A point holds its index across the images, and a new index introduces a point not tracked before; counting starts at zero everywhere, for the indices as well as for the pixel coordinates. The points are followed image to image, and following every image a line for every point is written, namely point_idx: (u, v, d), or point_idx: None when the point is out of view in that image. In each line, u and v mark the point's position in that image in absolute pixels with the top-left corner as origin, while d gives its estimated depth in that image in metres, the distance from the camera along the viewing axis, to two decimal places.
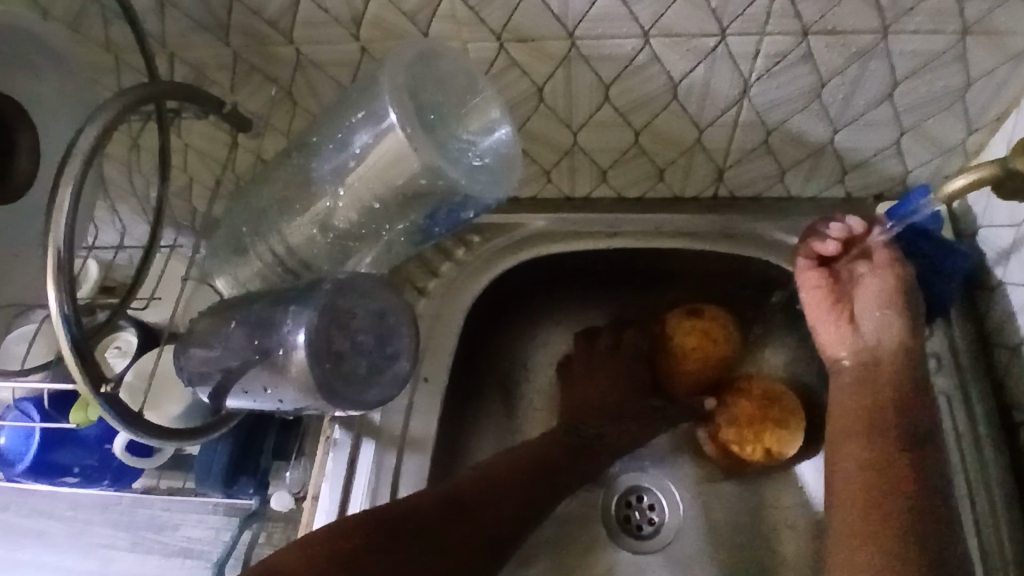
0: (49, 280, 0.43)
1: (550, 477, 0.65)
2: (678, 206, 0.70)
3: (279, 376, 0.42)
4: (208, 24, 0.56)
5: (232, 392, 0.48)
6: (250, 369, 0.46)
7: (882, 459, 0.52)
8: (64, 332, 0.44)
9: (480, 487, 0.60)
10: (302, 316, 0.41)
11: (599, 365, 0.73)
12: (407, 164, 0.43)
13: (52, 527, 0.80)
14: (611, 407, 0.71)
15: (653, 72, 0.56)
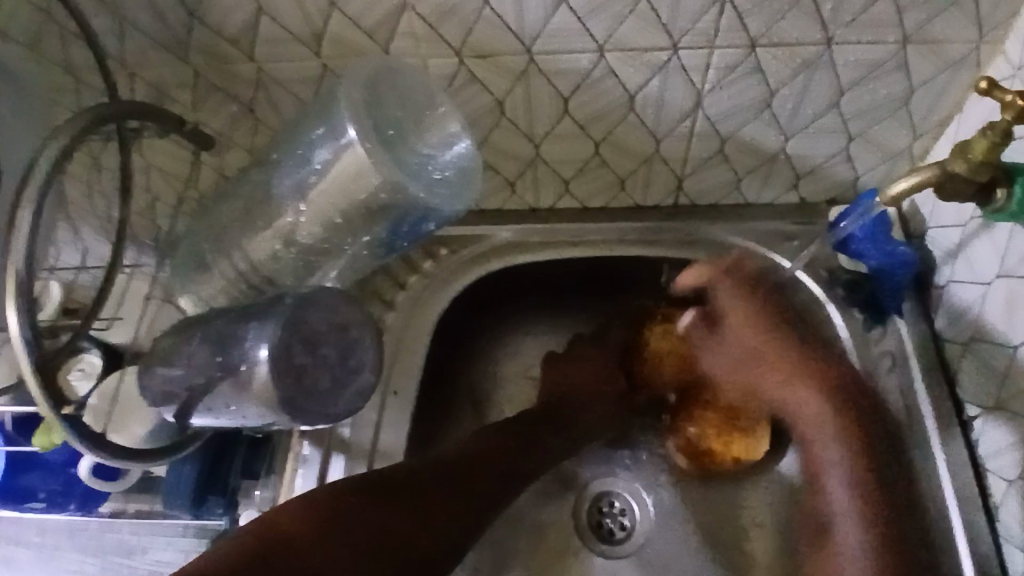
0: (8, 302, 0.43)
1: (531, 454, 0.66)
2: (640, 215, 0.71)
3: (244, 392, 0.42)
4: (168, 43, 0.57)
5: (198, 409, 0.49)
6: (213, 387, 0.46)
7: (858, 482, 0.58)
8: (25, 355, 0.43)
9: (457, 460, 0.61)
10: (264, 331, 0.41)
11: (565, 368, 0.73)
12: (367, 179, 0.44)
13: (17, 555, 0.78)
14: (588, 408, 0.70)
15: (608, 84, 0.58)
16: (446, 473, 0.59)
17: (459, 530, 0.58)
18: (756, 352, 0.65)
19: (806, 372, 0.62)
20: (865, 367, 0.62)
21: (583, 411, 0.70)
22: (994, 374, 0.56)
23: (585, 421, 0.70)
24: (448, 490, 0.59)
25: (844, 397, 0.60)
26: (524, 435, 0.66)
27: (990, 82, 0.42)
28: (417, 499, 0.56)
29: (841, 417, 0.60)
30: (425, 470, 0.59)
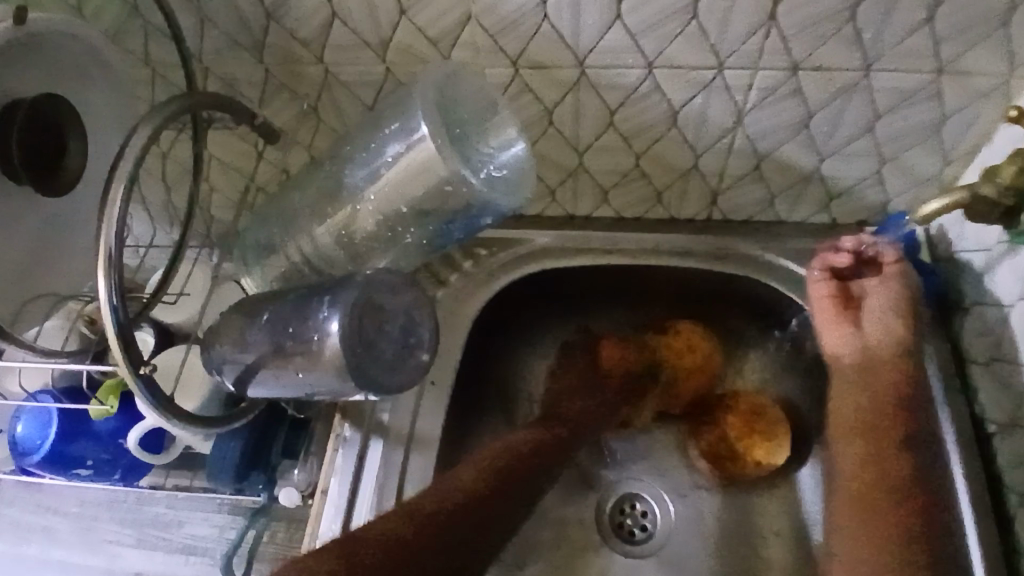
0: (98, 270, 0.47)
1: (559, 457, 0.69)
2: (675, 226, 0.74)
3: (312, 363, 0.46)
4: (244, 41, 0.61)
5: (258, 378, 0.52)
6: (277, 358, 0.50)
7: (900, 462, 0.56)
8: (110, 317, 0.47)
9: (481, 482, 0.61)
10: (336, 306, 0.45)
11: (573, 368, 0.74)
12: (435, 172, 0.48)
13: (56, 524, 0.81)
14: (588, 410, 0.72)
15: (654, 100, 0.61)
16: (467, 503, 0.59)
17: (497, 536, 0.61)
18: (876, 359, 0.61)
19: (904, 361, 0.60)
20: None
21: (580, 410, 0.71)
22: (1016, 393, 0.58)
23: (584, 418, 0.71)
24: (477, 518, 0.59)
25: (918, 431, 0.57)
26: (528, 444, 0.66)
27: (1022, 110, 0.46)
28: (440, 533, 0.56)
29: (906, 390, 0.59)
30: (443, 499, 0.58)
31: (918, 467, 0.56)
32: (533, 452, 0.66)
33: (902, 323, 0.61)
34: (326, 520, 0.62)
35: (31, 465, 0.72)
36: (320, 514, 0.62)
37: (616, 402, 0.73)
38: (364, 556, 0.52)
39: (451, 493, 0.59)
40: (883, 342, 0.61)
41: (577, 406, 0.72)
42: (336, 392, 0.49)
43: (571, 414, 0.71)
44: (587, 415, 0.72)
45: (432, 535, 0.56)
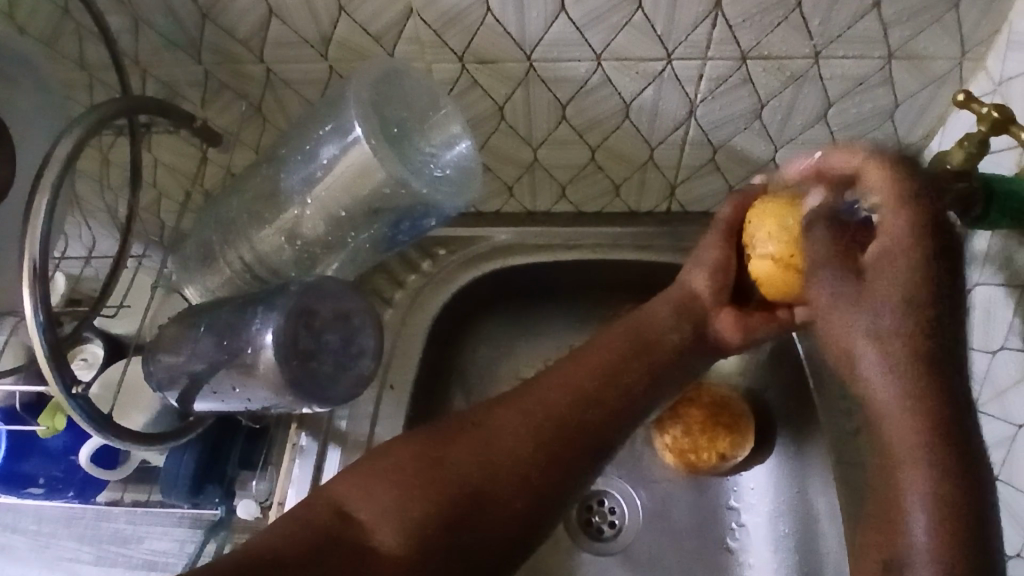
0: (24, 285, 0.45)
1: (614, 402, 0.56)
2: (635, 220, 0.73)
3: (250, 376, 0.44)
4: (180, 42, 0.59)
5: (201, 393, 0.51)
6: (218, 370, 0.48)
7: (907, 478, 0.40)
8: (37, 334, 0.45)
9: (519, 431, 0.55)
10: (273, 317, 0.43)
11: (587, 357, 0.57)
12: (373, 175, 0.46)
13: (14, 542, 0.79)
14: (618, 387, 0.56)
15: (605, 93, 0.60)
16: (484, 461, 0.54)
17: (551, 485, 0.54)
18: (902, 378, 0.41)
19: (917, 372, 0.40)
20: None
21: (619, 388, 0.56)
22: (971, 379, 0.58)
23: (620, 399, 0.56)
24: (500, 482, 0.54)
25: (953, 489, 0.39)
26: (558, 420, 0.55)
27: (968, 94, 0.46)
28: (455, 489, 0.53)
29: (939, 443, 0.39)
30: (462, 451, 0.54)
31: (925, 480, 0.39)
32: (563, 425, 0.55)
33: (901, 328, 0.41)
34: None
35: None
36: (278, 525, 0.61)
37: (661, 377, 0.57)
38: (379, 498, 0.53)
39: (469, 453, 0.54)
40: (865, 363, 0.42)
41: (612, 378, 0.56)
42: (281, 404, 0.47)
43: (592, 395, 0.56)
44: (611, 389, 0.56)
45: (447, 493, 0.53)
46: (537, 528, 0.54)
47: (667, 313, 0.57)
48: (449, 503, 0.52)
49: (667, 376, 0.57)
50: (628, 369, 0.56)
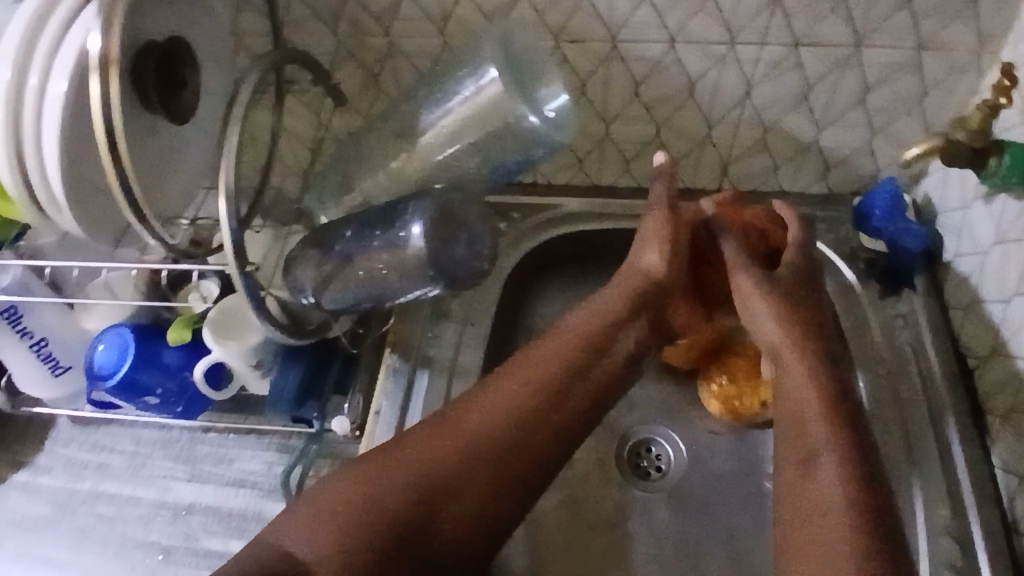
0: (219, 196, 0.54)
1: (561, 417, 0.64)
2: (690, 194, 0.83)
3: (396, 262, 0.54)
4: (323, 14, 0.70)
5: (330, 291, 0.60)
6: (348, 267, 0.58)
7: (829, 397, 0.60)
8: (228, 229, 0.54)
9: (458, 451, 0.61)
10: (417, 212, 0.54)
11: (523, 374, 0.65)
12: (501, 105, 0.58)
13: (111, 462, 0.87)
14: (549, 414, 0.64)
15: (675, 72, 0.71)
16: (427, 479, 0.60)
17: (498, 496, 0.61)
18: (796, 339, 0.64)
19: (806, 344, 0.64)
20: (882, 325, 0.74)
21: (566, 409, 0.64)
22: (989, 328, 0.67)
23: (567, 418, 0.65)
24: (443, 508, 0.60)
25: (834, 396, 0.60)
26: (506, 437, 0.62)
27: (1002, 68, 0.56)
28: (397, 518, 0.58)
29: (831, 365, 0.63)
30: (405, 480, 0.60)
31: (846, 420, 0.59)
32: (496, 450, 0.62)
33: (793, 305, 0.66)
34: (378, 436, 0.70)
35: (104, 389, 0.77)
36: (374, 430, 0.71)
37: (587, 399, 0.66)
38: (322, 530, 0.58)
39: (413, 472, 0.60)
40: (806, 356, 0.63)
41: (558, 399, 0.65)
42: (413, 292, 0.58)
43: (542, 415, 0.64)
44: (561, 404, 0.65)
45: (387, 523, 0.58)
46: (491, 540, 0.62)
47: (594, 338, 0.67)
48: (392, 530, 0.58)
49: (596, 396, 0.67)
50: (575, 382, 0.65)
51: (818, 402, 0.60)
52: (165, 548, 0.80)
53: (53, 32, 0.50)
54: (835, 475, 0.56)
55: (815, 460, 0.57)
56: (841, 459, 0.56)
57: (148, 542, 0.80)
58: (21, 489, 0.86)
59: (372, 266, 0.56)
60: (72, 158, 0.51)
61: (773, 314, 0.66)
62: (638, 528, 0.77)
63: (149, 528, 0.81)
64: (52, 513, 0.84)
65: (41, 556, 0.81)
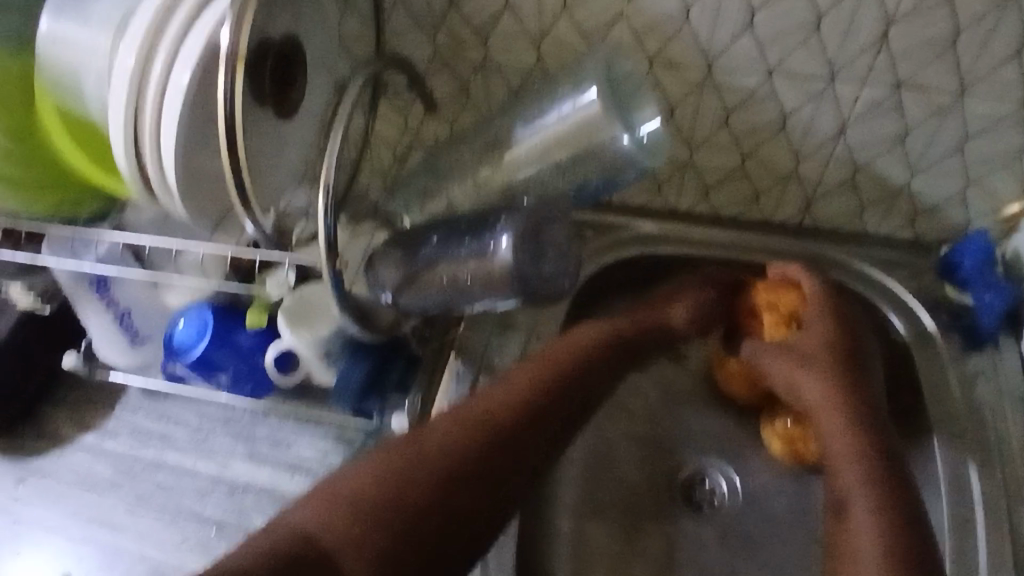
0: (319, 192, 0.56)
1: (498, 459, 0.62)
2: (769, 227, 0.82)
3: (482, 271, 0.55)
4: (425, 23, 0.72)
5: (412, 293, 0.61)
6: (432, 271, 0.59)
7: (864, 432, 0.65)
8: (323, 221, 0.56)
9: (399, 489, 0.60)
10: (507, 225, 0.54)
11: (467, 415, 0.64)
12: (596, 127, 0.59)
13: (174, 433, 0.90)
14: (500, 451, 0.63)
15: (769, 104, 0.70)
16: (364, 513, 0.59)
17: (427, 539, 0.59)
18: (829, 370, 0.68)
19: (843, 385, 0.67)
20: (960, 381, 0.71)
21: (497, 453, 0.62)
22: None
23: (507, 462, 0.63)
24: (453, 496, 0.60)
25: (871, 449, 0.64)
26: (443, 477, 0.61)
27: None
28: (410, 506, 0.59)
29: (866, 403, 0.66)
30: (413, 468, 0.61)
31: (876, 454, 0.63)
32: (504, 436, 0.63)
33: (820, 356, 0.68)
34: None
35: (181, 365, 0.81)
36: None
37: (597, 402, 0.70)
38: (334, 523, 0.59)
39: (352, 504, 0.59)
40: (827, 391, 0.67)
41: (494, 442, 0.63)
42: (491, 302, 0.58)
43: (482, 454, 0.62)
44: (500, 449, 0.63)
45: (399, 512, 0.59)
46: None
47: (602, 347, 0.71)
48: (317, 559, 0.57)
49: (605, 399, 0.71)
50: (520, 427, 0.64)
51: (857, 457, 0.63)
52: (219, 524, 0.82)
53: (182, 22, 0.52)
54: (869, 521, 0.60)
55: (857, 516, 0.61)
56: (874, 498, 0.61)
57: (203, 515, 0.83)
58: (87, 451, 0.90)
59: (457, 275, 0.57)
60: (188, 147, 0.53)
61: (808, 376, 0.68)
62: (686, 561, 0.76)
63: (206, 502, 0.84)
64: (115, 475, 0.87)
65: (103, 516, 0.84)
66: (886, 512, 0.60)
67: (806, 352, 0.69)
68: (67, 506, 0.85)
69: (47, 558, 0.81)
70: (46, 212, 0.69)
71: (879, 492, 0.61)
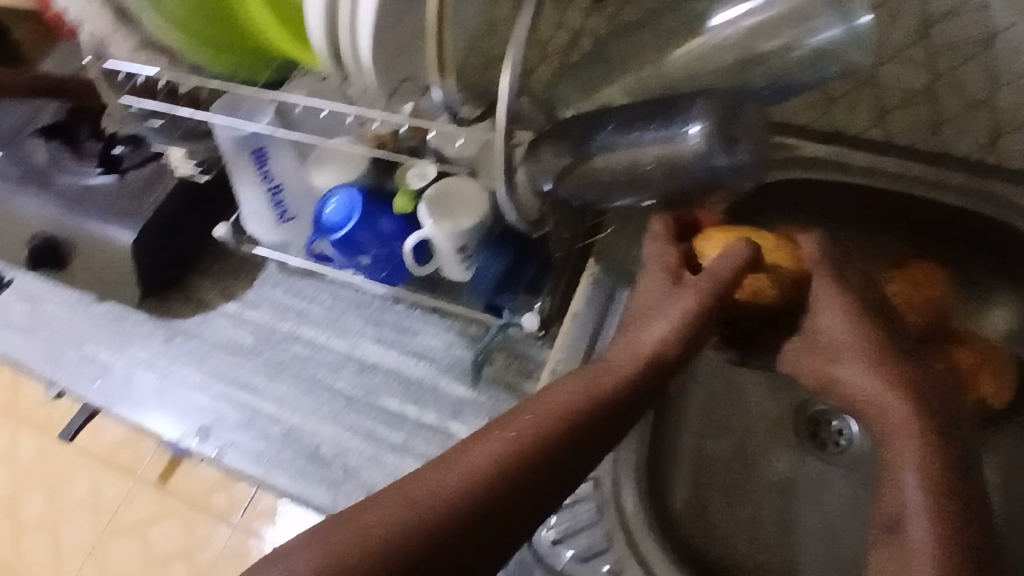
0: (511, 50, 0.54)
1: (521, 481, 0.49)
2: (945, 160, 0.76)
3: (671, 151, 0.52)
4: None
5: (581, 172, 0.59)
6: (607, 153, 0.56)
7: (942, 451, 0.51)
8: (504, 85, 0.53)
9: (407, 516, 0.46)
10: (702, 111, 0.51)
11: (475, 441, 0.51)
12: (812, 12, 0.58)
13: (310, 311, 0.94)
14: (521, 470, 0.49)
15: (982, 15, 0.65)
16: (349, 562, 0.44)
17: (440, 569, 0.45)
18: (881, 367, 0.56)
19: (912, 389, 0.53)
20: None
21: (517, 469, 0.49)
22: None
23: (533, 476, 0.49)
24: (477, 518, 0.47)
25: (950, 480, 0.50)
26: (450, 502, 0.47)
27: None
28: (395, 571, 0.44)
29: (923, 426, 0.52)
30: (419, 505, 0.47)
31: (951, 472, 0.50)
32: (538, 453, 0.50)
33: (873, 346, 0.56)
34: (571, 335, 0.72)
35: (325, 241, 0.83)
36: (568, 330, 0.72)
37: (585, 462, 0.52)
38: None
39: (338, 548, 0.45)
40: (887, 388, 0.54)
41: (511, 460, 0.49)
42: (670, 186, 0.56)
43: (500, 474, 0.49)
44: (523, 468, 0.49)
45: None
46: None
47: (585, 403, 0.53)
48: None
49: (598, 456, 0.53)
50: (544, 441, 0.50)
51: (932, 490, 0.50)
52: (349, 398, 0.86)
53: None
54: (944, 574, 0.47)
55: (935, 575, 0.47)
56: (948, 545, 0.48)
57: (334, 389, 0.87)
58: (229, 318, 0.95)
59: (640, 161, 0.55)
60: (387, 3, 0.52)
61: (870, 372, 0.55)
62: (806, 495, 0.75)
63: (337, 377, 0.88)
64: (254, 343, 0.92)
65: (242, 378, 0.89)
66: None
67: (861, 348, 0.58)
68: (210, 364, 0.91)
69: (193, 409, 0.88)
70: (226, 69, 0.72)
71: (954, 536, 0.48)
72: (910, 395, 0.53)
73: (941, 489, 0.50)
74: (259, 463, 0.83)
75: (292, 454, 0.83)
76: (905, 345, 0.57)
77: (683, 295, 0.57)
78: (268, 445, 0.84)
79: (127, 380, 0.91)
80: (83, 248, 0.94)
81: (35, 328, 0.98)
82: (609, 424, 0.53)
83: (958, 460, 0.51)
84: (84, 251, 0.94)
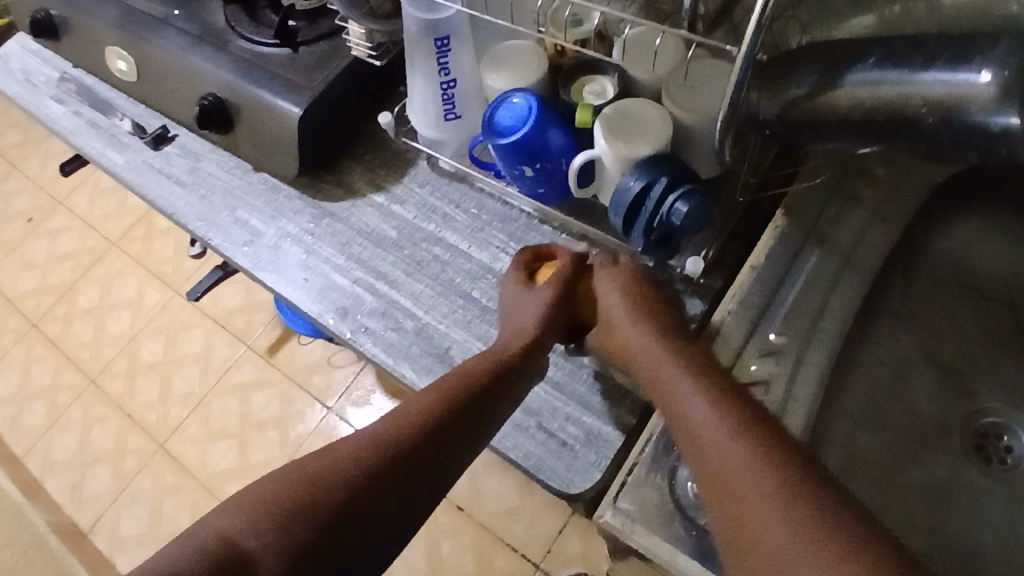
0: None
1: (435, 432, 0.66)
2: None
3: (947, 91, 0.51)
4: None
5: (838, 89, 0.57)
6: (877, 79, 0.54)
7: (729, 397, 0.60)
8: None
9: (363, 456, 0.63)
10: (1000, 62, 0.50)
11: (406, 406, 0.67)
12: None
13: (455, 216, 0.92)
14: (437, 426, 0.66)
15: None
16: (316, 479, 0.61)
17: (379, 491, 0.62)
18: (661, 342, 0.68)
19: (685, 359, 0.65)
20: None
21: (417, 418, 0.66)
22: None
23: (431, 421, 0.66)
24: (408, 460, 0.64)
25: (739, 410, 0.58)
26: (383, 441, 0.64)
27: None
28: (343, 488, 0.61)
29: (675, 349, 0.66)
30: (366, 448, 0.64)
31: (744, 408, 0.58)
32: (448, 413, 0.67)
33: (647, 318, 0.70)
34: (750, 291, 0.71)
35: (491, 145, 0.79)
36: (746, 284, 0.72)
37: (481, 418, 0.68)
38: (259, 526, 0.58)
39: (312, 471, 0.62)
40: (674, 365, 0.65)
41: (421, 417, 0.66)
42: (928, 133, 0.54)
43: (411, 422, 0.66)
44: (425, 416, 0.66)
45: (321, 510, 0.59)
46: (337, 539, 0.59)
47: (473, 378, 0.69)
48: (294, 510, 0.59)
49: (500, 413, 0.70)
50: (440, 401, 0.67)
51: (734, 423, 0.57)
52: (482, 307, 0.85)
53: None
54: (761, 480, 0.53)
55: (755, 494, 0.52)
56: (757, 451, 0.54)
57: (470, 296, 0.87)
58: (375, 209, 0.95)
59: (890, 104, 0.54)
60: None
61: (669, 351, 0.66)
62: (960, 503, 0.74)
63: (474, 285, 0.87)
64: (397, 238, 0.92)
65: (381, 269, 0.90)
66: (784, 476, 0.52)
67: (629, 321, 0.70)
68: (353, 250, 0.92)
69: (334, 289, 0.89)
70: None
71: (762, 442, 0.55)
72: (697, 367, 0.63)
73: (725, 403, 0.59)
74: (390, 354, 0.84)
75: (422, 351, 0.84)
76: (652, 312, 0.71)
77: (532, 296, 0.76)
78: (400, 337, 0.85)
79: (274, 251, 0.94)
80: (248, 114, 0.94)
81: (194, 184, 1.02)
82: (503, 387, 0.70)
83: (744, 401, 0.60)
84: (248, 118, 0.95)
